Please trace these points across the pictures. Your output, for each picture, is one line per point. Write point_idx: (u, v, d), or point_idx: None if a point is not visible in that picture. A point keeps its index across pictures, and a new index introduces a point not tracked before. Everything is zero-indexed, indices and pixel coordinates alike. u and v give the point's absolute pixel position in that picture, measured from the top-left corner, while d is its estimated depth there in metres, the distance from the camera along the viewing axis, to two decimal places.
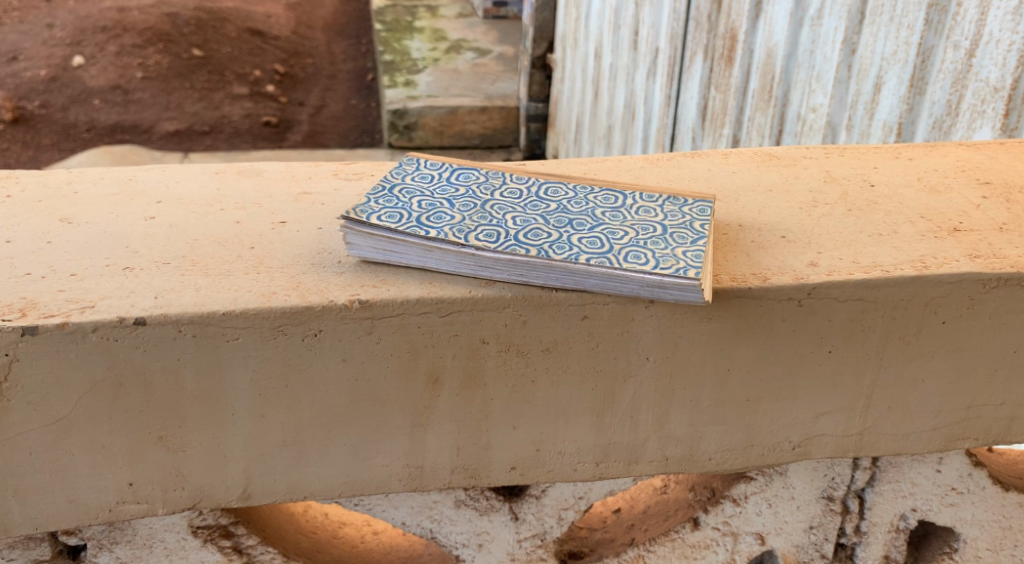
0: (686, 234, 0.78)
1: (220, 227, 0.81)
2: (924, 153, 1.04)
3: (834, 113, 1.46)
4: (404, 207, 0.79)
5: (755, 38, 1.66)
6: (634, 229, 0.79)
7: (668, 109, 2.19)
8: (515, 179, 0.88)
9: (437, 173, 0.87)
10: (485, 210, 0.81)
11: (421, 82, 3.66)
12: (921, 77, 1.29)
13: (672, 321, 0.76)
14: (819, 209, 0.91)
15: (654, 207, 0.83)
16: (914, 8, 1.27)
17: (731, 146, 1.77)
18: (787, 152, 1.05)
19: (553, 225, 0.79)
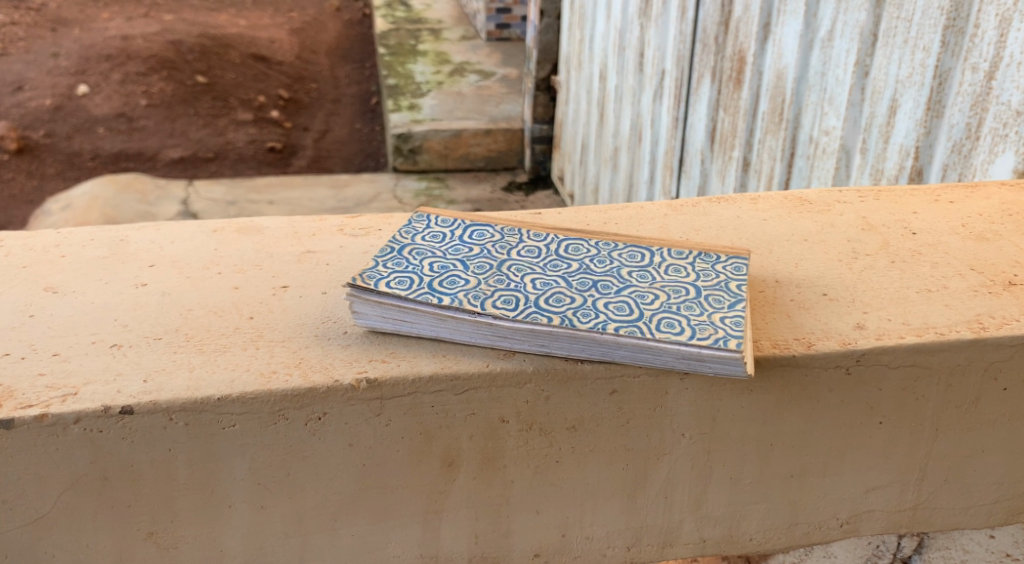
0: (722, 298, 0.72)
1: (218, 294, 0.75)
2: (966, 195, 0.98)
3: (848, 136, 1.39)
4: (415, 271, 0.73)
5: (764, 61, 1.60)
6: (665, 291, 0.73)
7: (675, 132, 2.13)
8: (533, 235, 0.82)
9: (449, 231, 0.81)
10: (501, 272, 0.75)
11: (425, 106, 3.62)
12: (938, 100, 1.22)
13: (709, 395, 0.70)
14: (860, 260, 0.84)
15: (685, 266, 0.77)
16: (930, 30, 1.21)
17: (741, 168, 1.71)
18: (819, 195, 0.99)
19: (575, 288, 0.73)
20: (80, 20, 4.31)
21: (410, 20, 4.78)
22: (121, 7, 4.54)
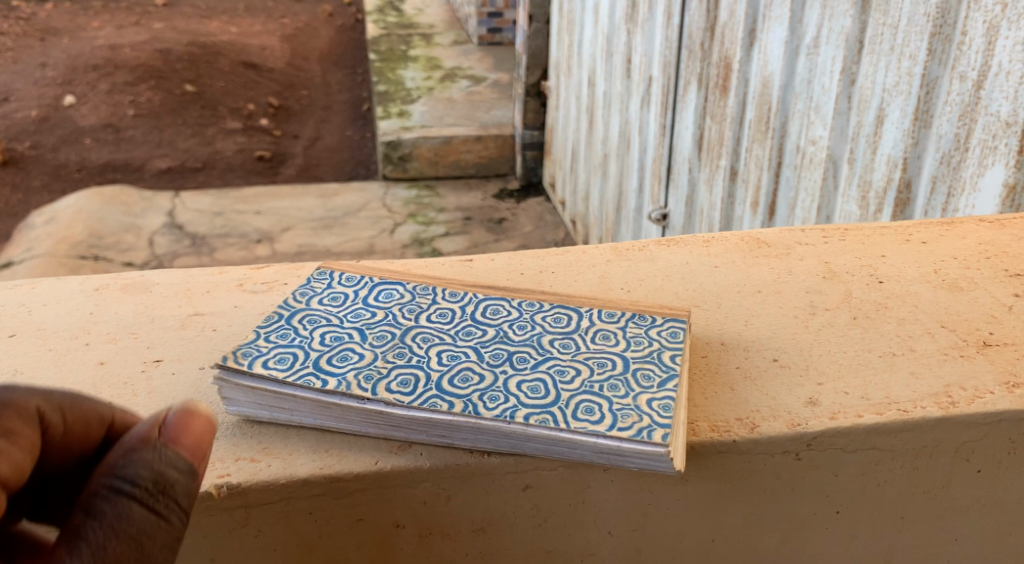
0: (650, 373, 0.63)
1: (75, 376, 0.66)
2: (939, 236, 0.89)
3: (835, 146, 1.43)
4: (301, 344, 0.64)
5: (749, 68, 1.68)
6: (589, 365, 0.64)
7: (663, 138, 2.21)
8: (448, 294, 0.73)
9: (352, 292, 0.72)
10: (404, 342, 0.66)
11: (416, 113, 3.86)
12: (926, 109, 1.23)
13: (639, 489, 0.62)
14: (817, 317, 0.75)
15: (615, 331, 0.68)
16: (917, 37, 1.23)
17: (729, 177, 1.80)
18: (778, 237, 0.90)
19: (487, 362, 0.64)
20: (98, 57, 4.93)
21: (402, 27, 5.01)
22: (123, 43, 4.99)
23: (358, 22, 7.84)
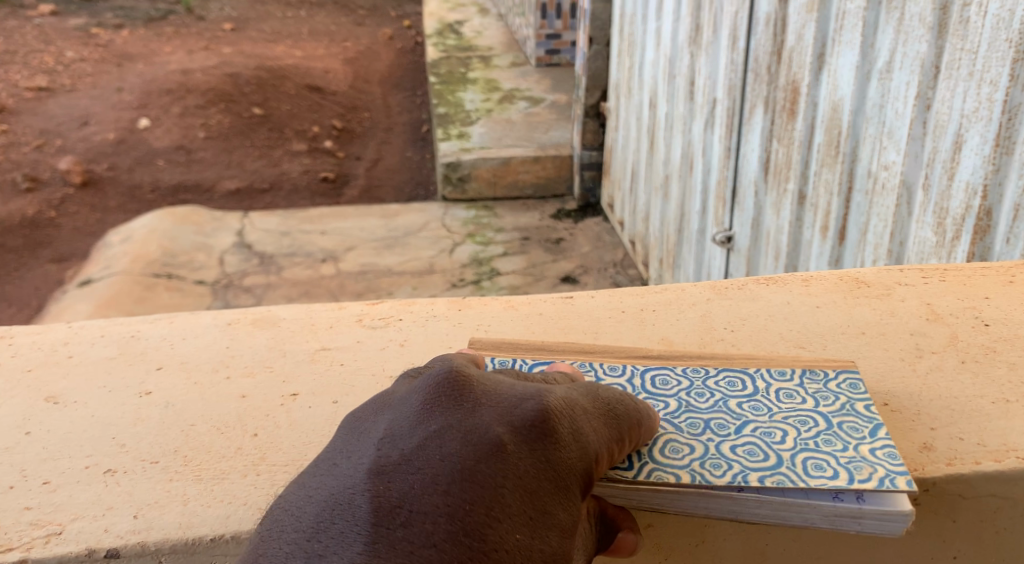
0: (855, 426, 1.02)
1: (227, 403, 1.17)
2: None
3: (910, 172, 2.06)
4: None
5: (817, 93, 2.44)
6: (791, 425, 1.03)
7: (728, 159, 3.04)
8: (610, 368, 1.11)
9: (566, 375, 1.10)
10: None
11: (474, 135, 4.85)
12: (1007, 137, 1.78)
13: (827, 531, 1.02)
14: (925, 359, 1.13)
15: (794, 390, 1.08)
16: (998, 63, 1.78)
17: (798, 195, 2.58)
18: (879, 277, 1.28)
19: (695, 434, 1.03)
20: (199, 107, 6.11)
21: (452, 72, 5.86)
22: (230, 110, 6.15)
23: (416, 44, 7.98)
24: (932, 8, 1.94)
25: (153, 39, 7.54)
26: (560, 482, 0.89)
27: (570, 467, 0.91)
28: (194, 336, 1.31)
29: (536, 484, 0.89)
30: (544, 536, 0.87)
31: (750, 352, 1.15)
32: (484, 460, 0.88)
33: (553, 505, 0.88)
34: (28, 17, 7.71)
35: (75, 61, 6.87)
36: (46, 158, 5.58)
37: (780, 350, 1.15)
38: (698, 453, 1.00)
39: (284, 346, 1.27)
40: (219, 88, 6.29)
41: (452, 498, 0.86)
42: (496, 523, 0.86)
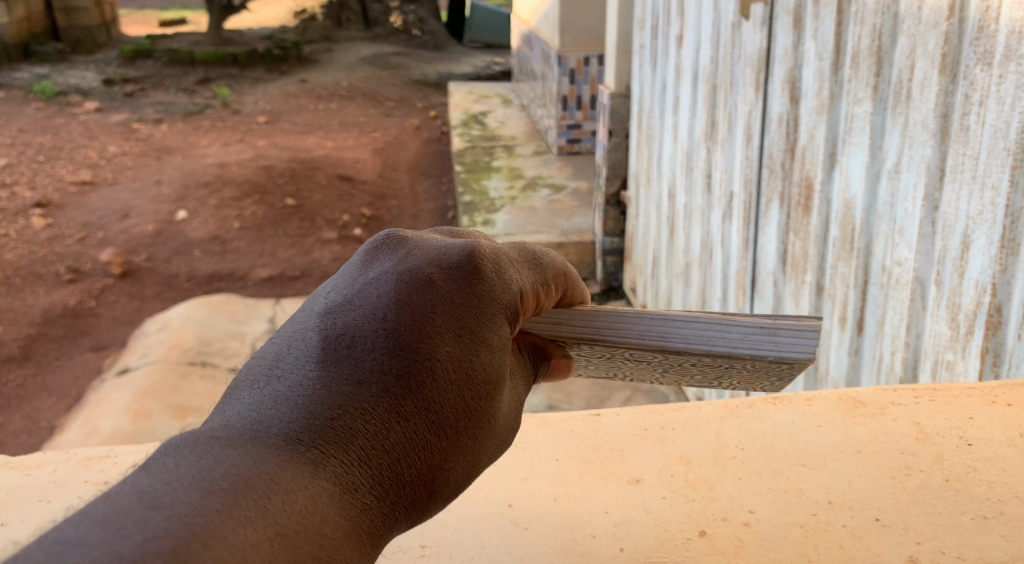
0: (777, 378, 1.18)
1: None
2: (1021, 398, 1.23)
3: (922, 270, 2.16)
4: None
5: (831, 190, 2.57)
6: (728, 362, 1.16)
7: (748, 250, 3.17)
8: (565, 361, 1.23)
9: None
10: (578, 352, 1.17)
11: (499, 223, 5.00)
12: (1011, 239, 1.86)
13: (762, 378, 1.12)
14: (914, 478, 1.11)
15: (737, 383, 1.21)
16: (998, 169, 1.87)
17: (818, 286, 2.69)
18: (873, 396, 1.27)
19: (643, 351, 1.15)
20: (235, 197, 6.36)
21: (478, 161, 6.10)
22: (266, 199, 6.38)
23: (441, 133, 8.23)
24: (935, 115, 2.07)
25: (190, 133, 7.85)
26: (490, 304, 0.92)
27: (499, 294, 0.94)
28: None
29: (469, 306, 0.91)
30: (477, 350, 0.90)
31: (760, 473, 1.15)
32: (416, 284, 0.91)
33: (483, 324, 0.91)
34: (73, 114, 8.06)
35: (117, 156, 7.20)
36: (88, 249, 5.79)
37: (783, 469, 1.15)
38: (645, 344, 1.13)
39: None
40: (253, 180, 6.53)
41: (383, 322, 0.89)
42: (432, 340, 0.89)
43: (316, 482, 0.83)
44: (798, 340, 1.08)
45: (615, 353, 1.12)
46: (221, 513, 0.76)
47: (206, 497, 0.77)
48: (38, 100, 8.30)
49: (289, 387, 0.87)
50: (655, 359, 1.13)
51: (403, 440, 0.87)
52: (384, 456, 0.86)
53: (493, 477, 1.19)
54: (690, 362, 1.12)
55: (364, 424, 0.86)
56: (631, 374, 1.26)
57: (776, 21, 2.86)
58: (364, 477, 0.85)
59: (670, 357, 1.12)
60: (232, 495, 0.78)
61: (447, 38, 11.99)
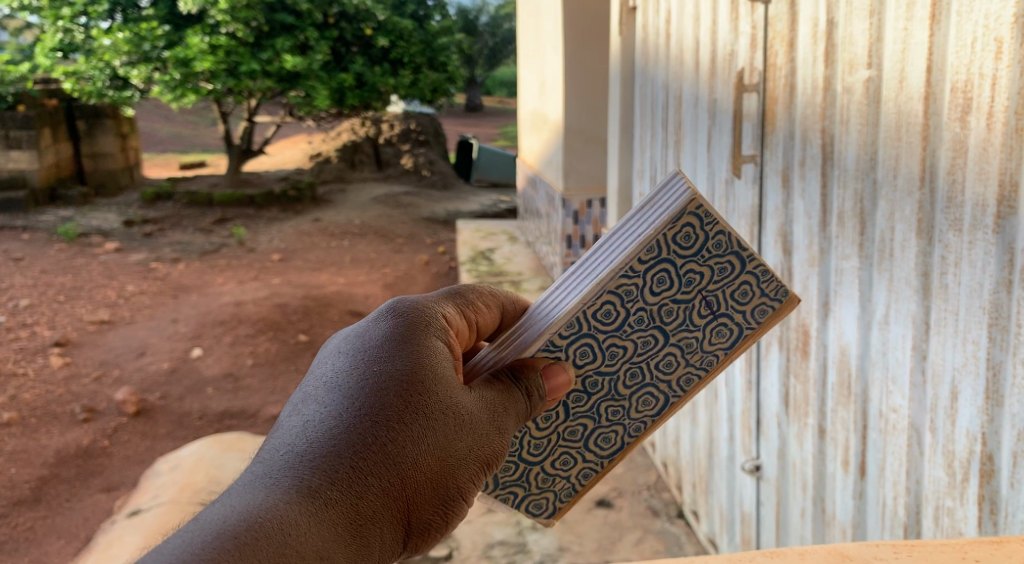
0: (729, 265, 1.32)
1: None
2: (990, 553, 1.23)
3: (917, 416, 2.27)
4: (553, 437, 1.39)
5: (826, 336, 2.71)
6: (695, 286, 1.32)
7: (751, 393, 3.32)
8: (650, 399, 1.38)
9: (624, 416, 1.39)
10: (628, 372, 1.36)
11: None
12: (996, 390, 1.98)
13: (674, 250, 1.30)
14: None
15: (735, 303, 1.33)
16: (978, 325, 2.01)
17: (819, 428, 2.81)
18: (859, 552, 1.30)
19: (642, 320, 1.33)
20: (250, 335, 6.55)
21: None
22: (280, 335, 6.57)
23: (450, 269, 8.48)
24: (916, 274, 2.21)
25: (207, 272, 8.11)
26: (431, 365, 1.17)
27: (435, 360, 1.19)
28: None
29: (410, 368, 1.16)
30: (425, 399, 1.14)
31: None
32: (369, 363, 1.16)
33: (426, 378, 1.16)
34: (93, 254, 8.34)
35: (136, 294, 7.45)
36: (103, 388, 5.92)
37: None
38: (619, 308, 1.32)
39: None
40: (269, 318, 6.76)
41: (347, 392, 1.13)
42: (383, 395, 1.13)
43: (310, 509, 1.04)
44: (668, 190, 1.32)
45: (585, 327, 1.32)
46: (233, 539, 0.99)
47: (221, 529, 1.00)
48: (61, 241, 8.61)
49: (267, 451, 1.10)
50: (622, 304, 1.31)
51: (375, 476, 1.09)
52: (362, 487, 1.08)
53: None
54: (645, 283, 1.31)
55: (342, 467, 1.08)
56: (669, 368, 1.36)
57: (767, 181, 3.06)
58: (348, 502, 1.07)
59: (624, 289, 1.31)
60: (242, 528, 1.00)
61: (455, 178, 12.44)
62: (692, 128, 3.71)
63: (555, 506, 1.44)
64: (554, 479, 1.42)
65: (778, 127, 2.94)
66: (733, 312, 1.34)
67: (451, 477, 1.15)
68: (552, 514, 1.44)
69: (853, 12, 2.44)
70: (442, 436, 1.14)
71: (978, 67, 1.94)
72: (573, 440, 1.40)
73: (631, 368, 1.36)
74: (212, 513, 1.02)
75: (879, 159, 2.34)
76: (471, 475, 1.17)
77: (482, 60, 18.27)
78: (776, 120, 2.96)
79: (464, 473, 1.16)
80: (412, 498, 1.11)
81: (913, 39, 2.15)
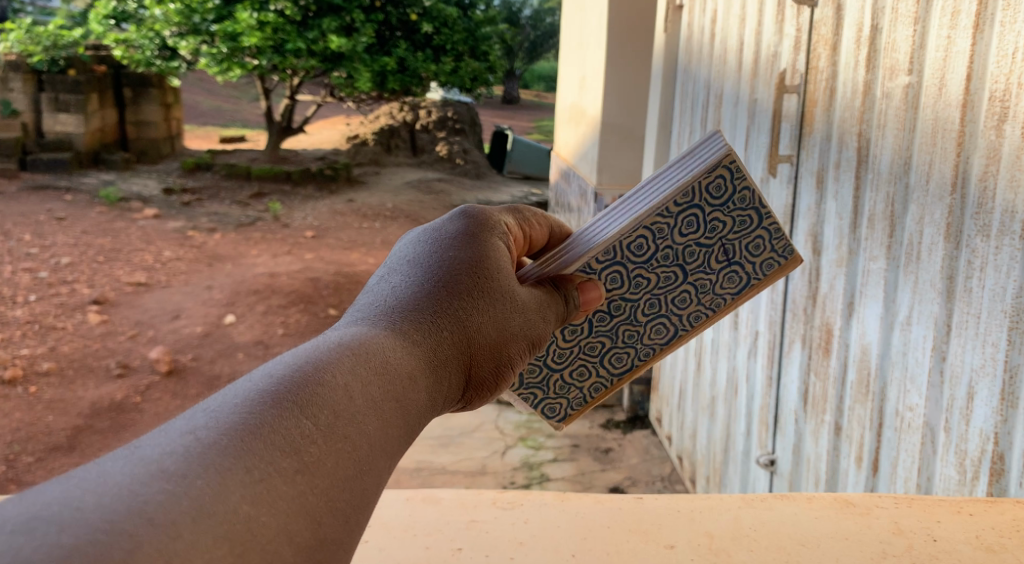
0: (749, 220, 1.48)
1: (417, 550, 1.46)
2: (982, 509, 1.44)
3: (933, 415, 2.35)
4: (575, 349, 1.54)
5: (849, 335, 2.81)
6: (716, 236, 1.48)
7: (770, 389, 3.42)
8: (662, 331, 1.53)
9: (637, 342, 1.54)
10: (647, 303, 1.51)
11: None
12: (1011, 391, 2.05)
13: (704, 200, 1.45)
14: (888, 558, 1.34)
15: (747, 254, 1.50)
16: (997, 328, 2.09)
17: (836, 425, 2.90)
18: (863, 501, 1.51)
19: (667, 259, 1.48)
20: (282, 307, 6.69)
21: None
22: (310, 309, 6.71)
23: None
24: (941, 277, 2.30)
25: (242, 244, 8.28)
26: (500, 254, 1.28)
27: (502, 251, 1.30)
28: (382, 506, 1.61)
29: (483, 251, 1.26)
30: (497, 277, 1.25)
31: (767, 548, 1.39)
32: (446, 243, 1.25)
33: (496, 260, 1.27)
34: (133, 219, 8.55)
35: (172, 260, 7.62)
36: (138, 346, 6.08)
37: (785, 545, 1.39)
38: (650, 243, 1.46)
39: (448, 516, 1.56)
40: (301, 291, 6.92)
41: (427, 264, 1.22)
42: (462, 267, 1.22)
43: (402, 342, 1.11)
44: (708, 147, 1.48)
45: (619, 255, 1.46)
46: (344, 348, 1.04)
47: (330, 343, 1.04)
48: (102, 204, 8.82)
49: (352, 306, 1.17)
50: (653, 240, 1.46)
51: (452, 330, 1.17)
52: (441, 337, 1.16)
53: (560, 536, 1.48)
54: (676, 223, 1.46)
55: (425, 319, 1.16)
56: (682, 304, 1.51)
57: (801, 181, 3.16)
58: (431, 347, 1.14)
59: (657, 227, 1.45)
60: (348, 341, 1.05)
61: (488, 168, 12.53)
62: (731, 126, 3.80)
63: (566, 412, 1.58)
64: (570, 387, 1.57)
65: (815, 128, 3.03)
66: (746, 261, 1.50)
67: (506, 347, 1.24)
68: (563, 418, 1.58)
69: (897, 19, 2.52)
70: (504, 312, 1.24)
71: (1016, 77, 2.01)
72: (591, 354, 1.55)
73: (651, 299, 1.51)
74: (316, 336, 1.06)
75: (913, 163, 2.43)
76: (520, 353, 1.27)
77: (523, 54, 18.44)
78: (814, 121, 3.05)
79: (514, 347, 1.26)
80: (476, 359, 1.20)
81: (955, 48, 2.23)
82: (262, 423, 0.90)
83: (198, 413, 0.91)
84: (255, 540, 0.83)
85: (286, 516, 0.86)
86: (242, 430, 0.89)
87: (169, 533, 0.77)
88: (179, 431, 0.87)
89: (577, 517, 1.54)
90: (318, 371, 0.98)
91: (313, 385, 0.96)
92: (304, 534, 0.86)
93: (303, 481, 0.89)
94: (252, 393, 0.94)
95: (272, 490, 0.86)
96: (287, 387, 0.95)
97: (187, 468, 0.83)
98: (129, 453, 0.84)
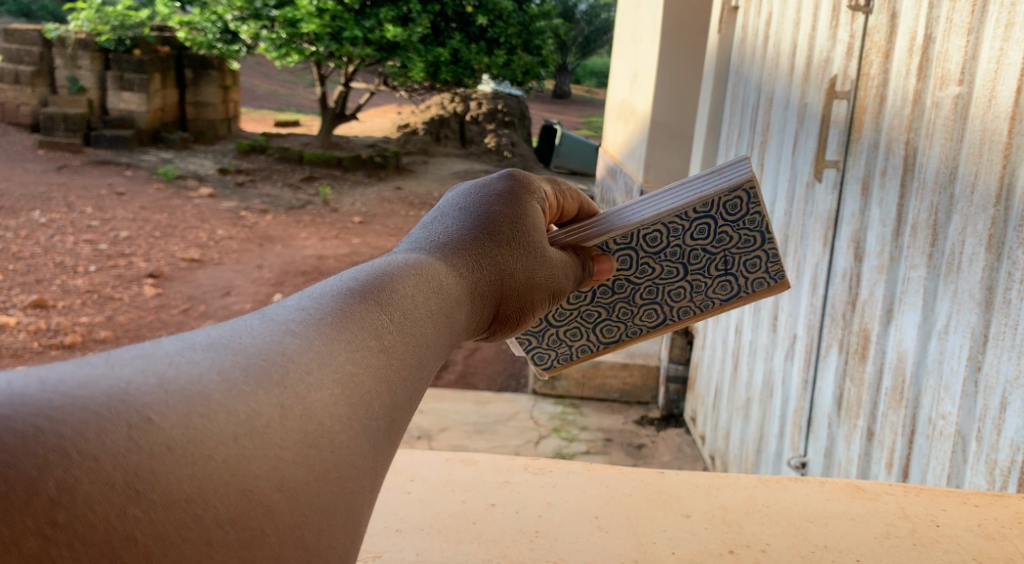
0: (755, 241, 1.58)
1: (453, 504, 1.57)
2: (987, 501, 1.52)
3: (965, 425, 2.41)
4: (576, 313, 1.66)
5: (887, 342, 2.86)
6: (723, 247, 1.59)
7: (805, 392, 3.49)
8: (653, 315, 1.66)
9: (628, 320, 1.68)
10: (647, 288, 1.64)
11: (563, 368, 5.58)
12: None
13: (719, 214, 1.55)
14: (891, 539, 1.43)
15: (743, 270, 1.61)
16: None
17: (869, 431, 2.95)
18: (874, 487, 1.59)
19: (675, 256, 1.60)
20: None
21: None
22: None
23: None
24: (981, 287, 2.36)
25: (292, 226, 8.46)
26: (537, 213, 1.40)
27: (539, 213, 1.41)
28: (425, 465, 1.72)
29: (523, 208, 1.38)
30: (534, 231, 1.36)
31: (778, 523, 1.48)
32: (495, 198, 1.37)
33: (533, 217, 1.38)
34: (189, 197, 8.79)
35: (225, 239, 7.85)
36: (189, 320, 6.24)
37: (794, 522, 1.48)
38: (664, 238, 1.58)
39: (483, 476, 1.68)
40: None
41: (476, 211, 1.33)
42: (506, 218, 1.34)
43: (455, 271, 1.20)
44: (736, 167, 1.57)
45: (633, 243, 1.58)
46: (410, 263, 1.13)
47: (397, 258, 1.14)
48: (160, 181, 9.08)
49: (407, 238, 1.27)
50: (665, 236, 1.58)
51: (492, 268, 1.27)
52: (485, 273, 1.26)
53: (585, 500, 1.59)
54: (688, 228, 1.56)
55: (473, 255, 1.26)
56: (677, 297, 1.64)
57: (846, 187, 3.22)
58: (476, 279, 1.24)
59: (672, 225, 1.56)
60: (411, 259, 1.15)
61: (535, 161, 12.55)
62: (780, 130, 3.87)
63: (552, 363, 1.74)
64: (562, 344, 1.71)
65: (863, 135, 3.09)
66: (742, 275, 1.62)
67: (531, 295, 1.34)
68: (548, 367, 1.74)
69: (952, 28, 2.57)
70: (535, 265, 1.35)
71: None
72: (587, 320, 1.67)
73: (650, 286, 1.63)
74: (383, 254, 1.16)
75: (959, 173, 2.48)
76: (539, 305, 1.37)
77: (575, 48, 18.55)
78: (863, 128, 3.10)
79: (538, 297, 1.36)
80: (506, 300, 1.30)
81: (1007, 60, 2.27)
82: (347, 310, 0.99)
83: (302, 297, 1.00)
84: (357, 391, 0.91)
85: (378, 379, 0.94)
86: (339, 313, 0.97)
87: (303, 369, 0.87)
88: (288, 308, 0.96)
89: (603, 486, 1.64)
90: (389, 278, 1.07)
91: (388, 288, 1.05)
92: (389, 395, 0.95)
93: (383, 357, 0.97)
94: (343, 286, 1.03)
95: (365, 356, 0.94)
96: (368, 286, 1.04)
97: (308, 329, 0.92)
98: (259, 316, 0.94)
